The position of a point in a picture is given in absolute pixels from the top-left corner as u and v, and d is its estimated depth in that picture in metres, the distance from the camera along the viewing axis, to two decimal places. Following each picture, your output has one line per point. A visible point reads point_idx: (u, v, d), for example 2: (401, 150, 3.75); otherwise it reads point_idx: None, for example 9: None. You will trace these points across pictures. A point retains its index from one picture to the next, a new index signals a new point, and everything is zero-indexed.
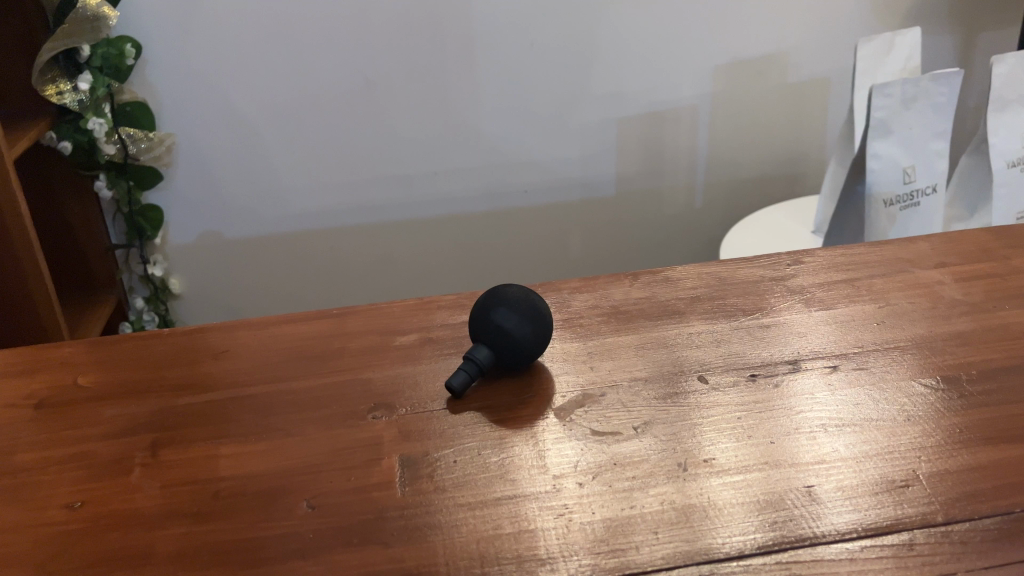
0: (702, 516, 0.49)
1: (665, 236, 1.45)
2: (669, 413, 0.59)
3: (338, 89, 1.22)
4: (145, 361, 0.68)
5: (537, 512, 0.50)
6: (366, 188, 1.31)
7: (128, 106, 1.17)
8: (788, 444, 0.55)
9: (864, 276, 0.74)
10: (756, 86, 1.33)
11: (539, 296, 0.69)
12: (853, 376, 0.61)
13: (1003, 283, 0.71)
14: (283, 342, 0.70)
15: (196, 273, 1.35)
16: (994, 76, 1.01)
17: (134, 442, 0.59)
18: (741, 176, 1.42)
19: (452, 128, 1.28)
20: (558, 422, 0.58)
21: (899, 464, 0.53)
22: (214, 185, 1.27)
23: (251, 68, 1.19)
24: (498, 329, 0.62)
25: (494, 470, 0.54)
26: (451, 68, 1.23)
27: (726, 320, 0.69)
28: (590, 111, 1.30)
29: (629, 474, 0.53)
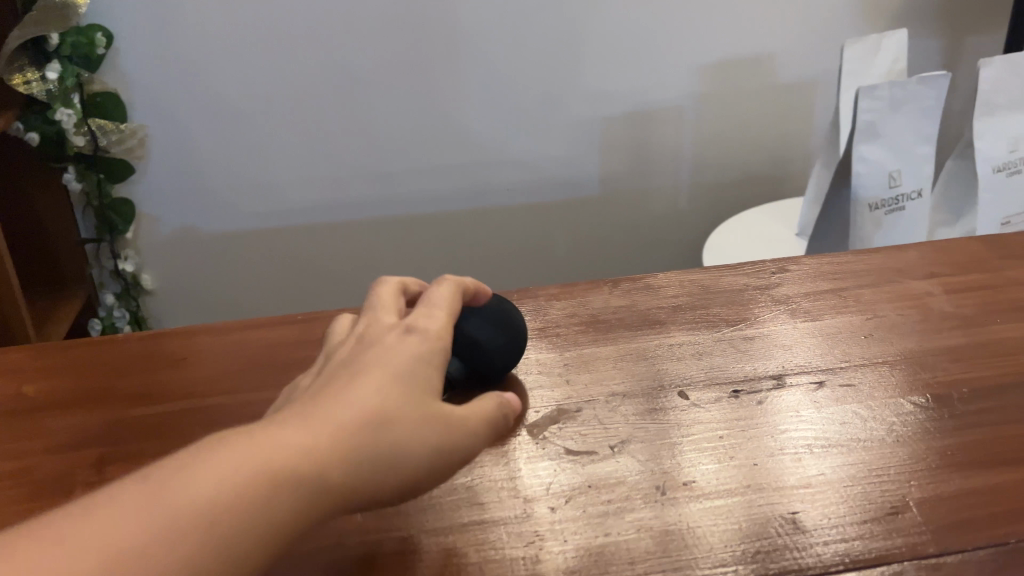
0: (680, 545, 0.47)
1: (648, 237, 1.42)
2: (648, 431, 0.56)
3: (318, 86, 1.18)
4: (98, 368, 0.65)
5: (506, 541, 0.47)
6: (343, 185, 1.27)
7: (98, 97, 1.12)
8: (771, 466, 0.52)
9: (852, 285, 0.71)
10: (742, 87, 1.31)
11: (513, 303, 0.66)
12: (839, 393, 0.58)
13: (995, 295, 0.69)
14: (246, 350, 0.66)
15: (167, 269, 1.31)
16: (982, 79, 0.98)
17: (82, 457, 0.55)
18: (726, 177, 1.39)
19: (433, 125, 1.24)
20: (532, 439, 0.55)
21: (887, 489, 0.50)
22: (188, 180, 1.23)
23: (225, 59, 1.14)
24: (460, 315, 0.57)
25: (461, 492, 0.51)
26: (435, 64, 1.19)
27: (709, 330, 0.66)
28: (575, 109, 1.27)
29: (605, 498, 0.50)
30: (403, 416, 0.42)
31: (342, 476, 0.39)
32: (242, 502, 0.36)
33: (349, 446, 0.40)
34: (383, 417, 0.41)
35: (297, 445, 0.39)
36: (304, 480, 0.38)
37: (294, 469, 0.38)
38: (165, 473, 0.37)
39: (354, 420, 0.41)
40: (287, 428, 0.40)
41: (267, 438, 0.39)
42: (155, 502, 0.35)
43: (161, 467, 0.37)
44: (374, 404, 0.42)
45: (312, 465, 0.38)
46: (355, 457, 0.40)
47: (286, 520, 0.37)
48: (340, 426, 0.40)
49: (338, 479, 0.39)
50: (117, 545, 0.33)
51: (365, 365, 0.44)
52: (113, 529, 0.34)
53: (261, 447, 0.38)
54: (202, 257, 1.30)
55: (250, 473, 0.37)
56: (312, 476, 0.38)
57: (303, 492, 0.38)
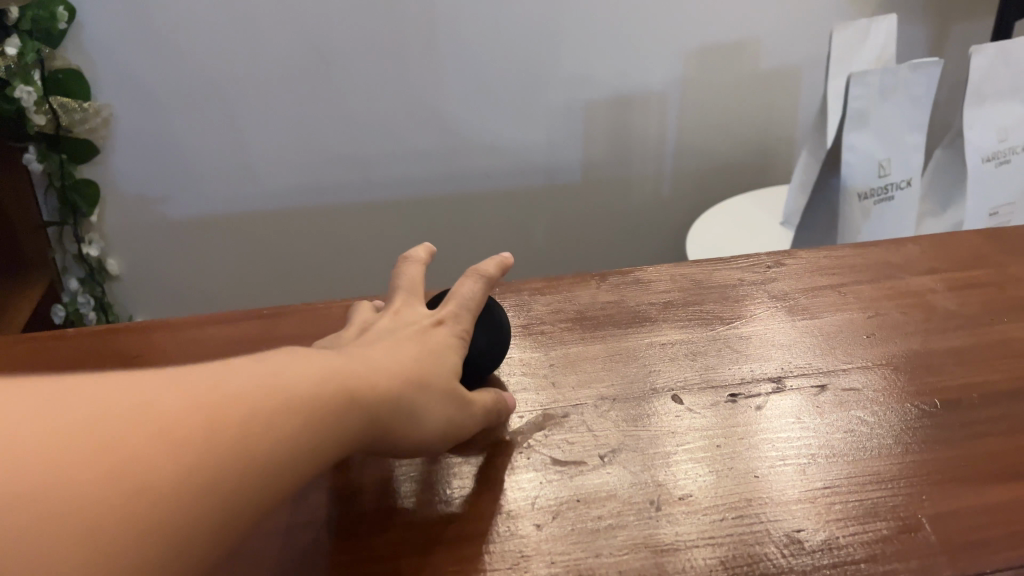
0: (677, 568, 0.43)
1: (630, 226, 1.36)
2: (639, 439, 0.52)
3: (289, 68, 1.11)
4: (45, 366, 0.60)
5: (487, 562, 0.44)
6: (320, 168, 1.21)
7: (60, 75, 1.05)
8: (770, 477, 0.49)
9: (851, 281, 0.68)
10: (726, 74, 1.24)
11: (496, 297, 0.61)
12: (842, 397, 0.55)
13: (999, 293, 0.65)
14: (207, 347, 0.62)
15: (131, 255, 1.25)
16: (972, 67, 0.94)
17: None
18: (709, 165, 1.33)
19: (409, 109, 1.17)
20: (516, 448, 0.51)
21: (897, 503, 0.47)
22: (160, 161, 1.16)
23: (195, 34, 1.06)
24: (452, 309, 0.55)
25: (440, 507, 0.47)
26: (409, 43, 1.11)
27: (702, 329, 0.62)
28: (556, 95, 1.19)
29: (595, 513, 0.46)
30: (435, 379, 0.47)
31: (338, 432, 0.40)
32: (234, 455, 0.36)
33: (340, 404, 0.40)
34: (411, 381, 0.45)
35: (283, 402, 0.38)
36: (296, 436, 0.38)
37: (283, 424, 0.38)
38: (144, 415, 0.35)
39: (351, 377, 0.42)
40: (291, 373, 0.40)
41: (249, 387, 0.38)
42: (138, 450, 0.34)
43: (132, 405, 0.36)
44: (380, 367, 0.44)
45: (300, 419, 0.39)
46: (348, 413, 0.41)
47: (277, 473, 0.37)
48: (327, 380, 0.41)
49: (328, 433, 0.40)
50: (101, 504, 0.32)
51: (396, 338, 0.48)
52: (95, 483, 0.33)
53: (243, 399, 0.38)
54: (166, 245, 1.24)
55: (242, 430, 0.37)
56: (354, 407, 0.41)
57: (294, 446, 0.38)
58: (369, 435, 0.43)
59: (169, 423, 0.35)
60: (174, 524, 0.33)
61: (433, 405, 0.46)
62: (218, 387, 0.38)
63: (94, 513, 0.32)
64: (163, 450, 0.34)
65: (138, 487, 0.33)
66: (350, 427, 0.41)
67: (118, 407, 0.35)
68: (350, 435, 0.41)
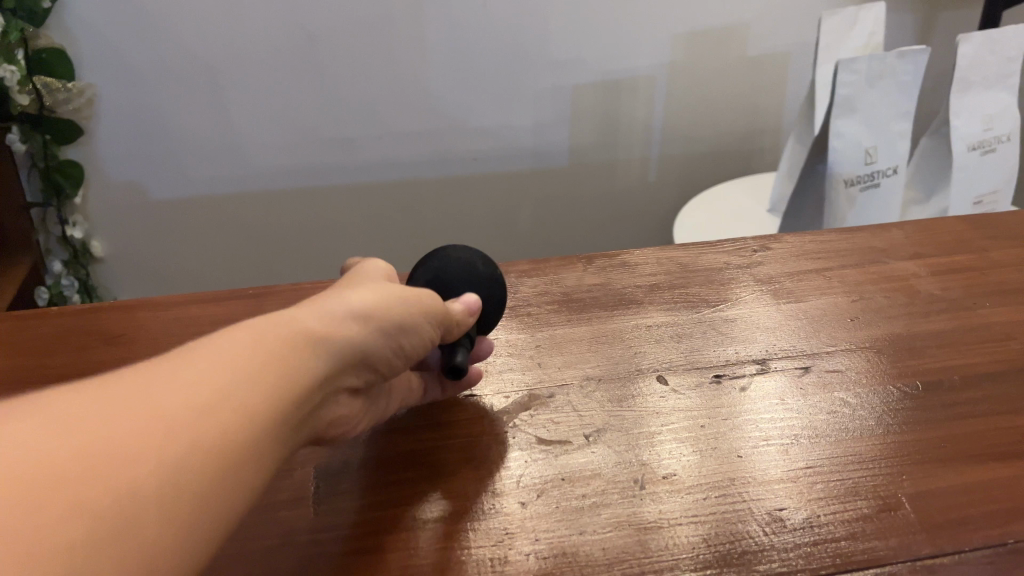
0: (660, 545, 0.43)
1: (617, 212, 1.36)
2: (624, 419, 0.52)
3: (274, 44, 1.09)
4: (28, 343, 0.60)
5: (471, 538, 0.44)
6: (306, 150, 1.19)
7: (44, 54, 1.03)
8: (752, 458, 0.49)
9: (836, 266, 0.68)
10: (715, 59, 1.22)
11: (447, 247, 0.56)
12: (826, 379, 0.55)
13: (982, 278, 0.66)
14: (191, 326, 0.62)
15: (114, 237, 1.23)
16: (959, 55, 0.93)
17: None
18: (696, 150, 1.32)
19: (395, 91, 1.15)
20: (501, 428, 0.52)
21: (878, 483, 0.47)
22: (149, 142, 1.15)
23: (180, 13, 1.04)
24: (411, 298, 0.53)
25: (424, 485, 0.47)
26: (397, 24, 1.10)
27: (688, 311, 0.63)
28: (544, 78, 1.18)
29: (579, 491, 0.47)
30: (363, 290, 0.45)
31: (315, 377, 0.39)
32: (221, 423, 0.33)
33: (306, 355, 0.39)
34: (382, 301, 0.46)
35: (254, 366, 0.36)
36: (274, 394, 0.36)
37: (258, 385, 0.35)
38: (103, 404, 0.32)
39: (304, 320, 0.40)
40: (245, 337, 0.37)
41: (214, 355, 0.36)
42: (116, 428, 0.30)
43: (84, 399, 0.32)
44: (335, 302, 0.43)
45: (272, 380, 0.36)
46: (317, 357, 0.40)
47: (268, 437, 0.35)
48: (296, 334, 0.39)
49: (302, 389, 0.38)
50: (95, 489, 0.28)
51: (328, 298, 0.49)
52: (80, 464, 0.29)
53: (213, 365, 0.35)
54: (149, 227, 1.23)
55: (222, 396, 0.34)
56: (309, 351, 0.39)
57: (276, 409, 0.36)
58: (328, 364, 0.40)
59: (140, 401, 0.32)
60: (181, 501, 0.30)
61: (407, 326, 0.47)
62: (175, 365, 0.34)
63: (96, 503, 0.28)
64: (144, 424, 0.31)
65: (133, 462, 0.30)
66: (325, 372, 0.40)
67: (71, 397, 0.32)
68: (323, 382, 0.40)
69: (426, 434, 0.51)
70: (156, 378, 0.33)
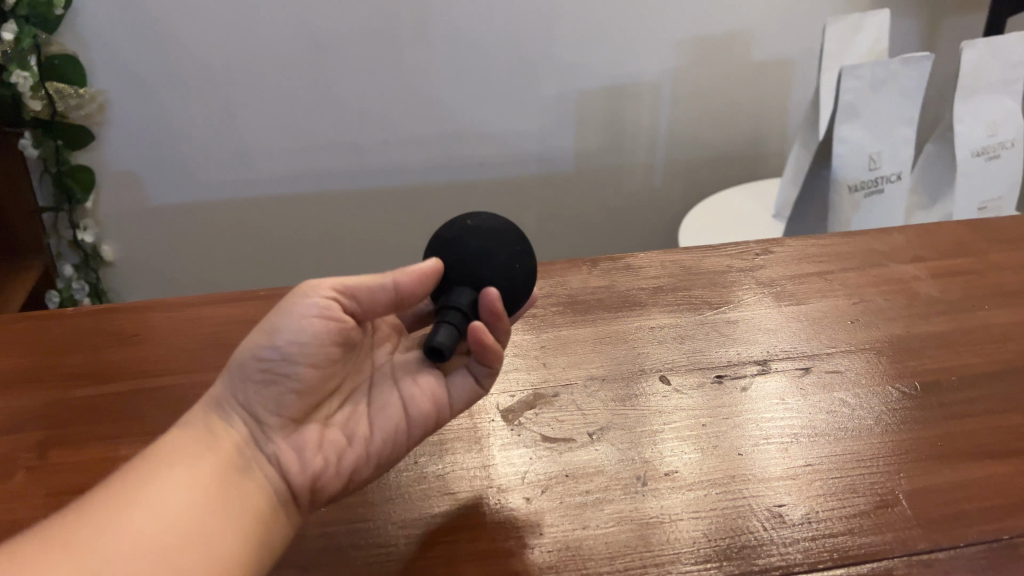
0: (661, 540, 0.44)
1: (623, 216, 1.36)
2: (628, 418, 0.53)
3: (284, 51, 1.09)
4: (43, 343, 0.61)
5: (478, 533, 0.45)
6: (313, 155, 1.19)
7: (57, 61, 1.04)
8: (752, 456, 0.50)
9: (837, 269, 0.69)
10: (720, 65, 1.23)
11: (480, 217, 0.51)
12: (826, 379, 0.56)
13: (982, 280, 0.67)
14: (203, 327, 0.63)
15: (127, 243, 1.24)
16: (963, 62, 0.94)
17: (22, 440, 0.52)
18: (701, 156, 1.32)
19: (401, 97, 1.16)
20: (507, 425, 0.53)
21: (875, 480, 0.48)
22: (158, 151, 1.16)
23: (189, 20, 1.05)
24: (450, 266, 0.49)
25: (432, 482, 0.49)
26: (404, 30, 1.10)
27: (690, 313, 0.64)
28: (550, 84, 1.19)
29: (583, 488, 0.48)
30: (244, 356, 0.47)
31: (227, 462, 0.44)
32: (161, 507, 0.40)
33: (217, 432, 0.45)
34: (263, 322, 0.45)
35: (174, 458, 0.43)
36: (204, 472, 0.42)
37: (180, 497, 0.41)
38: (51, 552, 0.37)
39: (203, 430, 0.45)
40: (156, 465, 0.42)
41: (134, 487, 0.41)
42: (70, 540, 0.37)
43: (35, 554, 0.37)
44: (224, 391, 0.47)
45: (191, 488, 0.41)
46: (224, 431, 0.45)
47: (215, 502, 0.41)
48: (203, 445, 0.44)
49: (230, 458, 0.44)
50: None
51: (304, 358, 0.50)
52: None
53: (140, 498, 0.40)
54: (157, 234, 1.23)
55: (150, 503, 0.40)
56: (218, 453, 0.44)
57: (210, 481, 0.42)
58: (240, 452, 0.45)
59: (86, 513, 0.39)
60: (151, 570, 0.37)
61: (287, 341, 0.44)
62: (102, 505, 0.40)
63: None
64: (93, 529, 0.38)
65: (93, 557, 0.37)
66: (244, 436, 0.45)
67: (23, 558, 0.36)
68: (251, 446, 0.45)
69: (435, 434, 0.52)
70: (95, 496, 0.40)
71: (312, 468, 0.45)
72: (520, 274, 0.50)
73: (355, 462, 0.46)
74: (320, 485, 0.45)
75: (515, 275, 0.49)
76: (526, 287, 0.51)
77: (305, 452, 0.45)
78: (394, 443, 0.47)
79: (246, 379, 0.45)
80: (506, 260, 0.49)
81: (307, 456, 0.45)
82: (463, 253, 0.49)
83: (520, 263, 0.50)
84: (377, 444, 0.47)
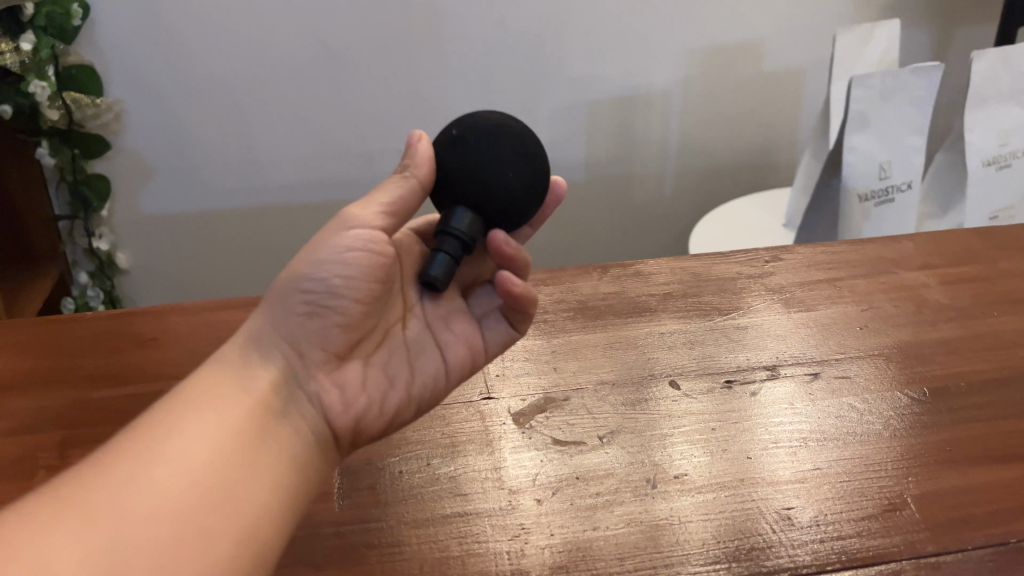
0: (671, 541, 0.45)
1: (634, 225, 1.36)
2: (638, 422, 0.54)
3: (297, 62, 1.11)
4: (62, 345, 0.62)
5: (490, 533, 0.46)
6: (326, 164, 1.20)
7: (74, 70, 1.05)
8: (761, 460, 0.50)
9: (846, 276, 0.70)
10: (730, 74, 1.23)
11: (500, 120, 0.48)
12: (835, 385, 0.57)
13: (991, 288, 0.67)
14: (219, 331, 0.64)
15: (142, 250, 1.25)
16: (973, 71, 0.95)
17: (42, 440, 0.53)
18: (711, 166, 1.33)
19: (414, 106, 1.17)
20: (517, 428, 0.53)
21: (884, 484, 0.48)
22: (172, 160, 1.17)
23: (205, 32, 1.07)
24: (457, 166, 0.47)
25: (444, 483, 0.49)
26: (415, 40, 1.11)
27: (700, 319, 0.64)
28: (560, 93, 1.20)
29: (593, 490, 0.48)
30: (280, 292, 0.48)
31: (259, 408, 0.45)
32: (177, 468, 0.39)
33: (243, 386, 0.45)
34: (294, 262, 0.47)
35: (195, 413, 0.42)
36: (229, 429, 0.42)
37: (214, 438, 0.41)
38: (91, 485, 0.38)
39: (231, 376, 0.46)
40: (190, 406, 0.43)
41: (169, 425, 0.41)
42: (82, 501, 0.36)
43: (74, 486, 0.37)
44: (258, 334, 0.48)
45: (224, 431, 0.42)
46: (255, 379, 0.46)
47: (248, 449, 0.42)
48: (233, 388, 0.45)
49: (250, 421, 0.44)
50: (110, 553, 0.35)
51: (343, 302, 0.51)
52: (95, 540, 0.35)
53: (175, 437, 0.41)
54: (171, 242, 1.24)
55: (184, 443, 0.41)
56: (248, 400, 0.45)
57: (228, 444, 0.42)
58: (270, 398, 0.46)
59: (97, 473, 0.38)
60: (189, 508, 0.38)
61: (332, 272, 0.46)
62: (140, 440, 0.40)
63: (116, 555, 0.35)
64: (107, 490, 0.37)
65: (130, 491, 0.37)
66: (271, 388, 0.46)
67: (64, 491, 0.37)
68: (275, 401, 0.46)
69: (448, 436, 0.53)
70: (109, 454, 0.40)
71: (357, 408, 0.48)
72: (514, 185, 0.47)
73: (397, 403, 0.50)
74: (364, 425, 0.49)
75: (506, 182, 0.47)
76: (523, 202, 0.47)
77: (349, 392, 0.48)
78: (433, 386, 0.52)
79: (290, 312, 0.47)
80: (502, 165, 0.47)
81: (353, 396, 0.49)
82: (461, 150, 0.47)
83: (520, 176, 0.47)
84: (417, 387, 0.51)
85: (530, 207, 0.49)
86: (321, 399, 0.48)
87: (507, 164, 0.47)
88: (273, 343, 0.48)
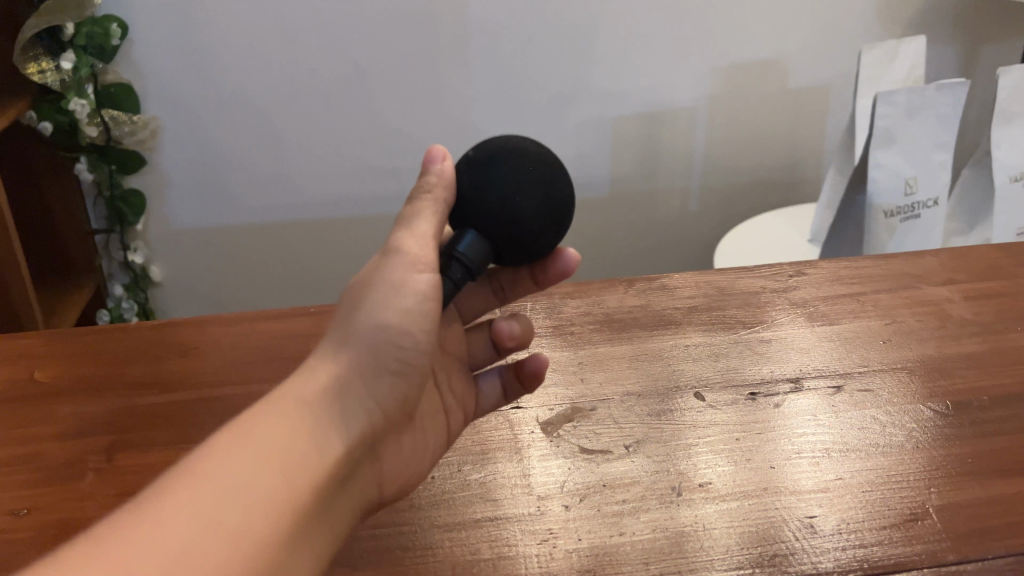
0: (696, 547, 0.46)
1: (659, 240, 1.37)
2: (663, 431, 0.55)
3: (329, 80, 1.14)
4: (107, 355, 0.65)
5: (519, 538, 0.47)
6: (356, 180, 1.23)
7: (112, 89, 1.09)
8: (786, 470, 0.51)
9: (871, 291, 0.70)
10: (755, 91, 1.25)
11: (520, 143, 0.48)
12: (859, 398, 0.58)
13: (1015, 303, 0.68)
14: (256, 341, 0.66)
15: (177, 265, 1.27)
16: (999, 87, 0.95)
17: (90, 443, 0.56)
18: (735, 182, 1.34)
19: (442, 123, 1.19)
20: (545, 437, 0.55)
21: (906, 495, 0.49)
22: (205, 176, 1.20)
23: (239, 49, 1.10)
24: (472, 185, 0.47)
25: (474, 488, 0.51)
26: (444, 58, 1.14)
27: (725, 332, 0.65)
28: (586, 109, 1.21)
29: (620, 497, 0.50)
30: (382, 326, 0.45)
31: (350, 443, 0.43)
32: (238, 540, 0.35)
33: (342, 410, 0.43)
34: (353, 284, 0.47)
35: (292, 423, 0.41)
36: (322, 452, 0.41)
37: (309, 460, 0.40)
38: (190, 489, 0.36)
39: (331, 388, 0.44)
40: (292, 417, 0.41)
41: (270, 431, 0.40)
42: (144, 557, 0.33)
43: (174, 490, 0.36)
44: (363, 358, 0.45)
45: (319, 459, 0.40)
46: (350, 418, 0.43)
47: (331, 479, 0.41)
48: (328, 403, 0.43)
49: (317, 485, 0.40)
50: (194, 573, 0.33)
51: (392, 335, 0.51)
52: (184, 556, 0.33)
53: (272, 449, 0.39)
54: (205, 259, 1.27)
55: (280, 456, 0.39)
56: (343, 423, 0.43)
57: (295, 505, 0.38)
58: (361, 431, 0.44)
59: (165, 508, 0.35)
60: (271, 532, 0.36)
61: (422, 322, 0.46)
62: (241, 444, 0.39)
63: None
64: (202, 499, 0.36)
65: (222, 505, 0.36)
66: (348, 447, 0.42)
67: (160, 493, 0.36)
68: (346, 462, 0.42)
69: (478, 446, 0.55)
70: (172, 495, 0.36)
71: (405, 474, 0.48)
72: (521, 209, 0.47)
73: (431, 461, 0.51)
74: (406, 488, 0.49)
75: (513, 207, 0.46)
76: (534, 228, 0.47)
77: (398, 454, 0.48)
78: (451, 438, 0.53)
79: (380, 367, 0.45)
80: (510, 189, 0.47)
81: (398, 461, 0.48)
82: (473, 173, 0.48)
83: (529, 201, 0.47)
84: (442, 446, 0.52)
85: (541, 235, 0.48)
86: (378, 462, 0.47)
87: (518, 187, 0.47)
88: (358, 395, 0.44)
